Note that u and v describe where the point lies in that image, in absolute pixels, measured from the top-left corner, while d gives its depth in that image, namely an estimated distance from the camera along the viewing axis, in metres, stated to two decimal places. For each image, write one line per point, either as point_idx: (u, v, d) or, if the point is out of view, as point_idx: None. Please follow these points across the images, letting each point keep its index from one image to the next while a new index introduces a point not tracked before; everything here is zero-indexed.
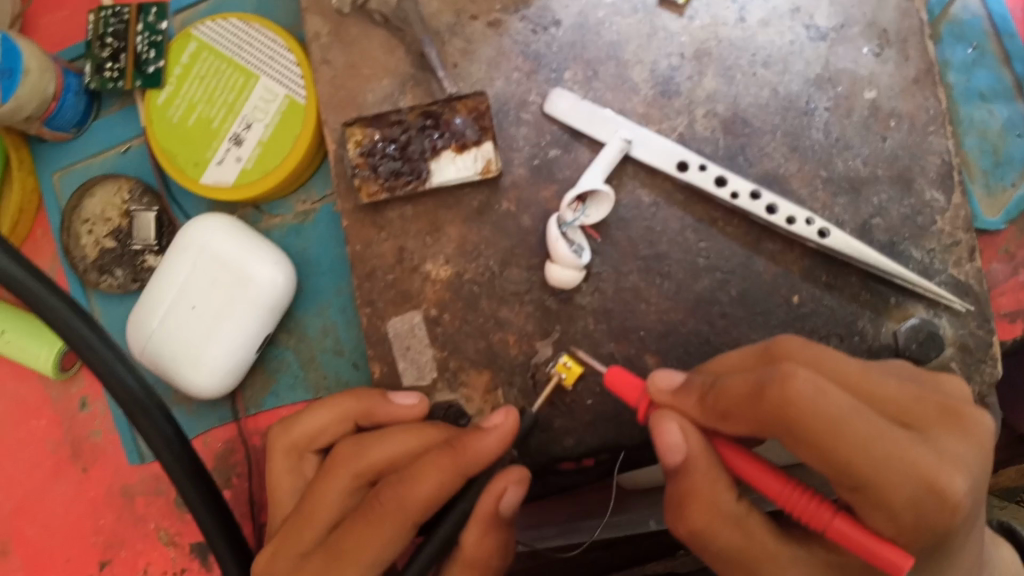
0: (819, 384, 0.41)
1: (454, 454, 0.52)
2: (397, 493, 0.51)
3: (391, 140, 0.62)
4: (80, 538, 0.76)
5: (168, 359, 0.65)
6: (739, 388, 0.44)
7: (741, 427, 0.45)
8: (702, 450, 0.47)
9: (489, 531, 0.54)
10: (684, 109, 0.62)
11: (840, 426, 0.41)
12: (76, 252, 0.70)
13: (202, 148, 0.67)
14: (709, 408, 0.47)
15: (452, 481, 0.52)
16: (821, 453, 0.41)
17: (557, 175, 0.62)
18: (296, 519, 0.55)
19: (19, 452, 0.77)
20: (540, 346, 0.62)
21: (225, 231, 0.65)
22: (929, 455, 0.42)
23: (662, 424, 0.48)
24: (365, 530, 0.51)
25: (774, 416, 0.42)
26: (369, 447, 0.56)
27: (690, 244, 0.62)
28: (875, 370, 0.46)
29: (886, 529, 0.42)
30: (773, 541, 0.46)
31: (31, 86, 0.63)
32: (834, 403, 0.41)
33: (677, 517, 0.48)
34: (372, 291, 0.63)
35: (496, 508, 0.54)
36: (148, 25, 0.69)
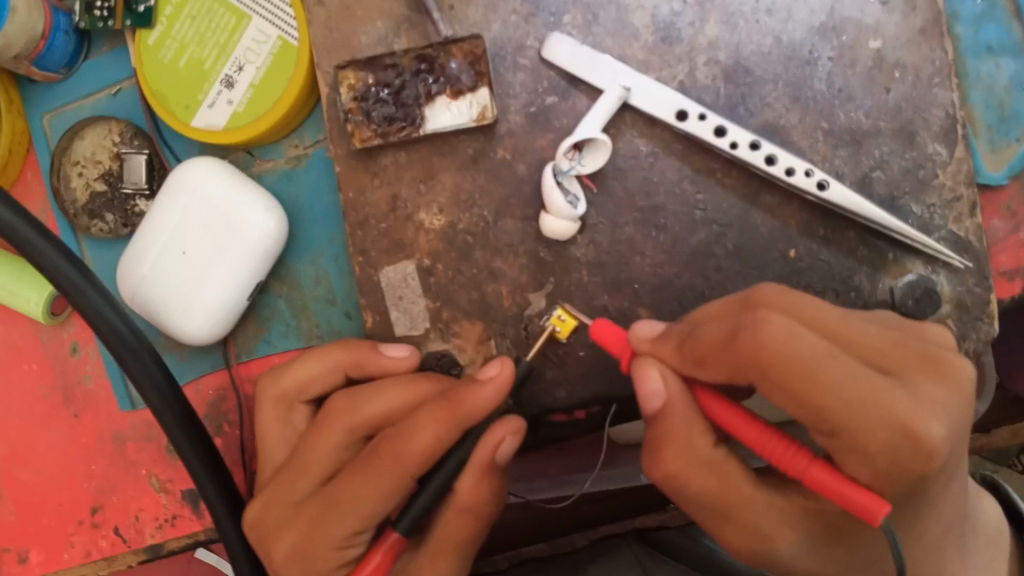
0: (794, 329, 0.42)
1: (452, 406, 0.51)
2: (395, 445, 0.52)
3: (384, 84, 0.61)
4: (72, 483, 0.76)
5: (160, 305, 0.65)
6: (717, 334, 0.44)
7: (721, 373, 0.45)
8: (681, 394, 0.47)
9: (485, 477, 0.54)
10: (685, 56, 0.61)
11: (813, 369, 0.41)
12: (66, 196, 0.69)
13: (193, 90, 0.66)
14: (687, 355, 0.46)
15: (450, 431, 0.52)
16: (795, 397, 0.42)
17: (554, 124, 0.61)
18: (292, 467, 0.56)
19: (10, 396, 0.77)
20: (533, 298, 0.61)
21: (215, 176, 0.64)
22: (906, 400, 0.42)
23: (642, 370, 0.47)
24: (362, 483, 0.52)
25: (749, 361, 0.42)
26: (363, 402, 0.55)
27: (687, 196, 0.61)
28: (854, 317, 0.46)
29: (862, 474, 0.42)
30: (748, 489, 0.47)
31: (20, 24, 0.61)
32: (808, 347, 0.42)
33: (653, 461, 0.48)
34: (365, 240, 0.62)
35: (492, 457, 0.54)
36: None
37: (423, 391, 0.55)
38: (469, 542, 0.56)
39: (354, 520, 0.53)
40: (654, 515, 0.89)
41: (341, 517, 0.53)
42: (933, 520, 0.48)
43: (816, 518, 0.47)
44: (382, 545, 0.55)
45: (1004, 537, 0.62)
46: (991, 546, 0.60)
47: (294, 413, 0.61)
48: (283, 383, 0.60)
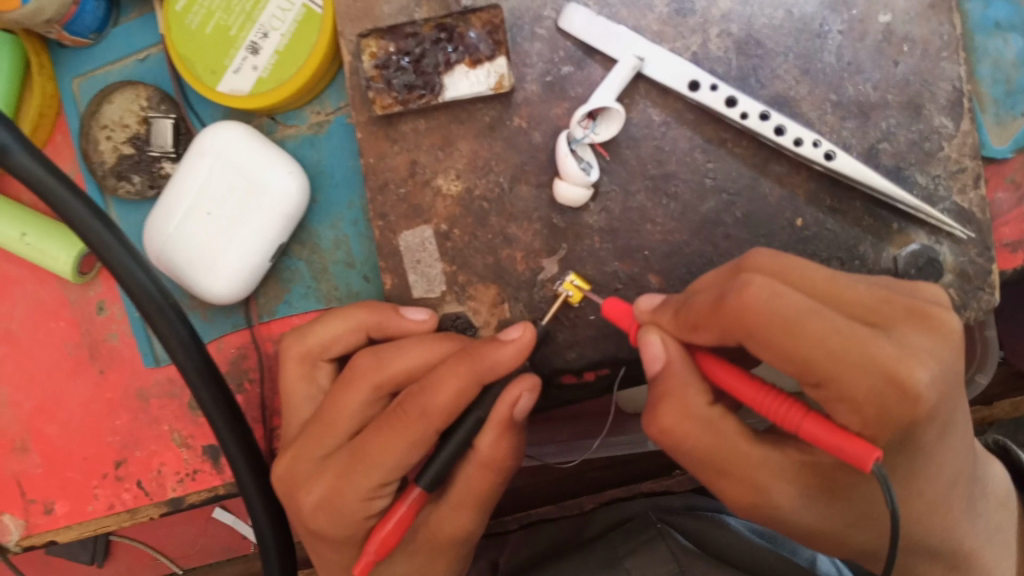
0: (776, 288, 0.44)
1: (471, 361, 0.54)
2: (420, 403, 0.54)
3: (405, 52, 0.63)
4: (96, 437, 0.79)
5: (186, 264, 0.67)
6: (704, 300, 0.47)
7: (710, 337, 0.47)
8: (680, 357, 0.49)
9: (503, 434, 0.57)
10: (699, 28, 0.62)
11: (796, 324, 0.43)
12: (94, 157, 0.71)
13: (219, 56, 0.67)
14: (682, 320, 0.49)
15: (471, 384, 0.54)
16: (781, 352, 0.44)
17: (569, 93, 0.63)
18: (319, 425, 0.58)
19: (37, 352, 0.79)
20: (546, 263, 0.63)
21: (240, 139, 0.66)
22: (890, 348, 0.43)
23: (645, 336, 0.50)
24: (389, 436, 0.55)
25: (736, 322, 0.44)
26: (389, 360, 0.58)
27: (698, 165, 0.62)
28: (842, 275, 0.47)
29: (852, 422, 0.44)
30: (743, 443, 0.49)
31: None
32: (791, 304, 0.43)
33: (651, 417, 0.50)
34: (384, 205, 0.64)
35: (511, 414, 0.56)
36: None
37: (445, 349, 0.58)
38: (483, 496, 0.59)
39: (381, 473, 0.55)
40: (660, 481, 0.91)
41: (368, 470, 0.55)
42: (930, 477, 0.49)
43: (810, 469, 0.49)
44: (406, 499, 0.56)
45: (1010, 500, 0.64)
46: (1000, 510, 0.62)
47: (316, 371, 0.64)
48: (307, 343, 0.62)
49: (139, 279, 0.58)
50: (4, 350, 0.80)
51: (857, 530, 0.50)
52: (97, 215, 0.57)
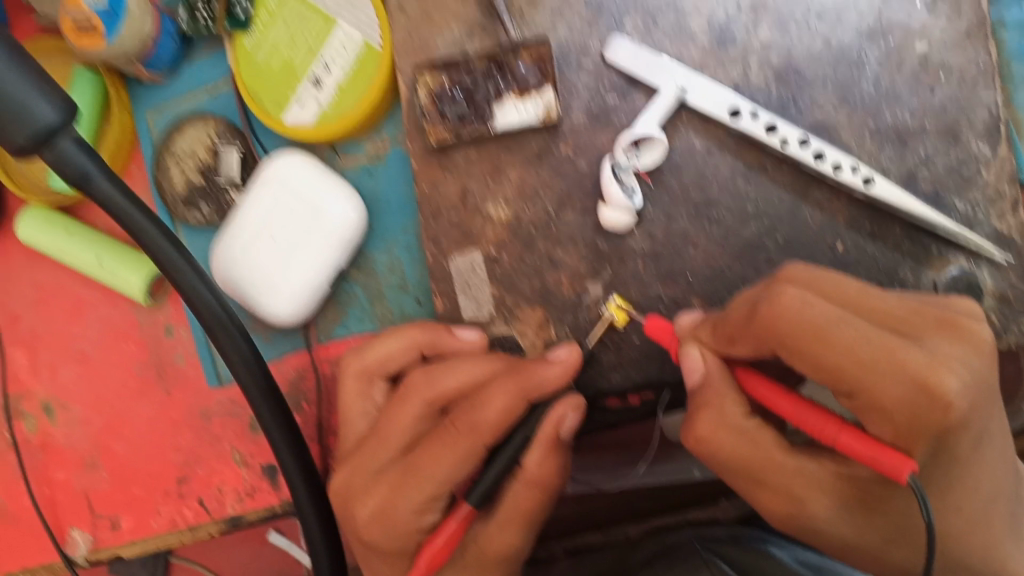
0: (807, 299, 0.46)
1: (520, 380, 0.58)
2: (471, 417, 0.57)
3: (459, 85, 0.66)
4: (162, 454, 0.82)
5: (251, 287, 0.71)
6: (739, 313, 0.50)
7: (747, 348, 0.50)
8: (718, 369, 0.53)
9: (551, 451, 0.59)
10: (739, 58, 0.65)
11: (827, 334, 0.45)
12: (167, 187, 0.75)
13: (285, 90, 0.71)
14: (720, 334, 0.53)
15: (519, 401, 0.57)
16: (813, 361, 0.46)
17: (614, 122, 0.65)
18: (375, 440, 0.61)
19: (108, 372, 0.84)
20: (591, 286, 0.65)
21: (303, 169, 0.70)
22: (920, 356, 0.45)
23: (684, 350, 0.54)
24: (441, 450, 0.57)
25: (769, 331, 0.47)
26: (439, 377, 0.60)
27: (740, 190, 0.65)
28: (874, 288, 0.50)
29: (884, 432, 0.46)
30: (778, 453, 0.50)
31: (134, 28, 0.67)
32: (822, 314, 0.46)
33: (688, 427, 0.52)
34: (437, 230, 0.68)
35: (557, 432, 0.59)
36: None
37: (493, 367, 0.60)
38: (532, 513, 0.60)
39: (433, 488, 0.57)
40: (706, 509, 0.91)
41: (420, 484, 0.57)
42: (965, 491, 0.51)
43: (848, 482, 0.50)
44: (456, 516, 0.59)
45: None
46: None
47: (372, 388, 0.67)
48: (365, 359, 0.66)
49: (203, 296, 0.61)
50: (78, 370, 0.84)
51: (893, 547, 0.51)
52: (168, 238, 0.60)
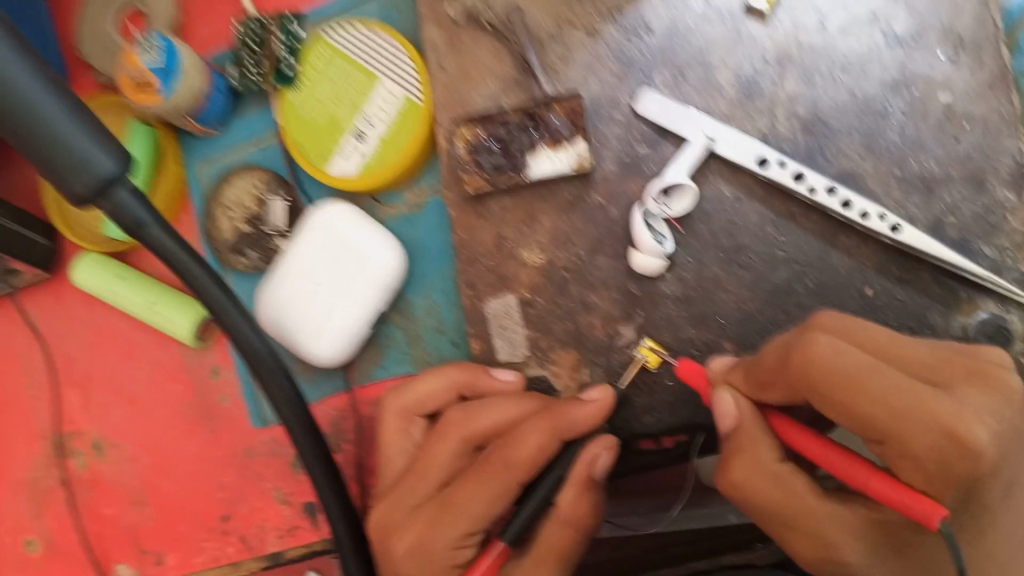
0: (839, 346, 0.47)
1: (554, 420, 0.59)
2: (504, 453, 0.58)
3: (495, 138, 0.69)
4: (206, 493, 0.85)
5: (296, 329, 0.74)
6: (772, 358, 0.52)
7: (778, 393, 0.52)
8: (750, 413, 0.54)
9: (586, 489, 0.60)
10: (767, 109, 0.66)
11: (860, 382, 0.47)
12: (216, 235, 0.79)
13: (330, 143, 0.75)
14: (753, 379, 0.54)
15: (552, 440, 0.59)
16: (844, 408, 0.47)
17: (644, 171, 0.68)
18: (412, 475, 0.62)
19: (157, 412, 0.87)
20: (623, 329, 0.67)
21: (348, 218, 0.73)
22: (950, 406, 0.46)
23: (716, 395, 0.55)
24: (478, 485, 0.58)
25: (802, 378, 0.48)
26: (476, 415, 0.62)
27: (769, 238, 0.66)
28: (905, 336, 0.51)
29: (916, 479, 0.47)
30: (811, 498, 0.51)
31: (186, 83, 0.71)
32: (854, 362, 0.47)
33: (722, 472, 0.53)
34: (474, 275, 0.70)
35: (591, 471, 0.60)
36: (287, 31, 0.76)
37: (527, 408, 0.62)
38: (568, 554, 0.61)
39: (467, 522, 0.58)
40: None
41: (454, 518, 0.58)
42: None
43: (879, 527, 0.50)
44: (490, 553, 0.60)
45: None
46: None
47: (411, 425, 0.68)
48: (404, 398, 0.68)
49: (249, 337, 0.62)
50: (127, 410, 0.87)
51: None
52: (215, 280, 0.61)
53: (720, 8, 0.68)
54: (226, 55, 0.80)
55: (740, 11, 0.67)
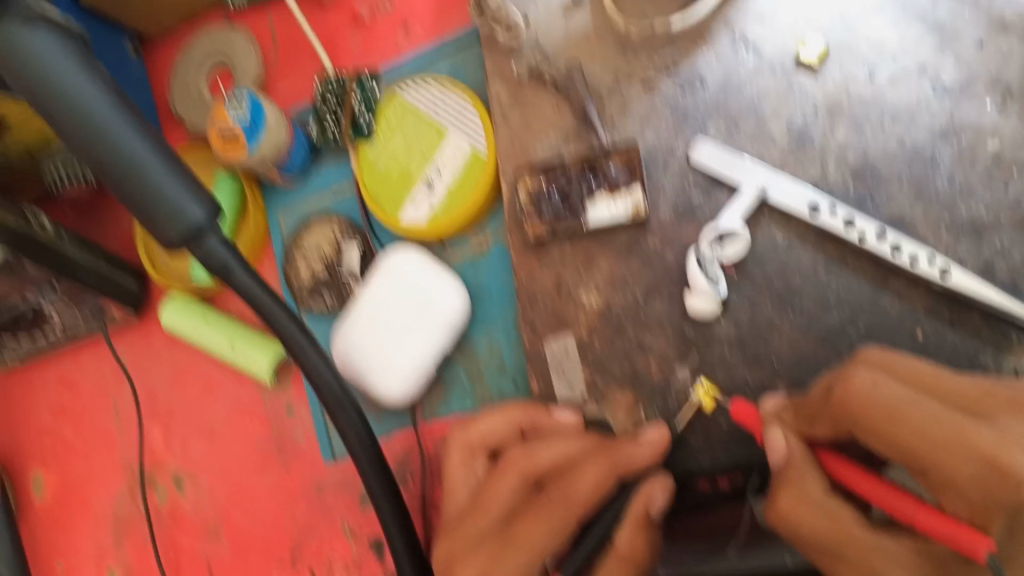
0: (877, 380, 0.50)
1: (610, 457, 0.64)
2: (565, 490, 0.62)
3: (555, 186, 0.73)
4: (278, 524, 0.88)
5: (366, 368, 0.78)
6: (821, 395, 0.56)
7: (827, 429, 0.55)
8: (800, 449, 0.57)
9: (640, 529, 0.63)
10: (818, 157, 0.68)
11: (898, 413, 0.49)
12: (295, 279, 0.84)
13: (401, 192, 0.79)
14: (803, 418, 0.58)
15: (608, 474, 0.63)
16: (884, 438, 0.49)
17: (698, 217, 0.70)
18: (475, 508, 0.65)
19: (234, 447, 0.91)
20: (679, 370, 0.69)
21: (416, 262, 0.78)
22: (990, 436, 0.46)
23: (768, 433, 0.59)
24: (538, 519, 0.62)
25: (843, 410, 0.52)
26: (537, 451, 0.65)
27: (821, 281, 0.67)
28: (951, 373, 0.53)
29: (961, 510, 0.47)
30: (857, 529, 0.51)
31: (272, 137, 0.76)
32: (892, 395, 0.49)
33: (770, 503, 0.55)
34: (534, 315, 0.74)
35: (646, 510, 0.63)
36: (362, 88, 0.82)
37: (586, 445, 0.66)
38: None
39: (529, 554, 0.60)
40: None
41: (517, 548, 0.61)
42: None
43: (927, 559, 0.49)
44: None
45: None
46: None
47: (474, 461, 0.71)
48: (470, 433, 0.71)
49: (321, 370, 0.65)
50: (206, 444, 0.92)
51: None
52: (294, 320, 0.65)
53: (772, 61, 0.70)
54: (305, 110, 0.88)
55: (791, 64, 0.69)
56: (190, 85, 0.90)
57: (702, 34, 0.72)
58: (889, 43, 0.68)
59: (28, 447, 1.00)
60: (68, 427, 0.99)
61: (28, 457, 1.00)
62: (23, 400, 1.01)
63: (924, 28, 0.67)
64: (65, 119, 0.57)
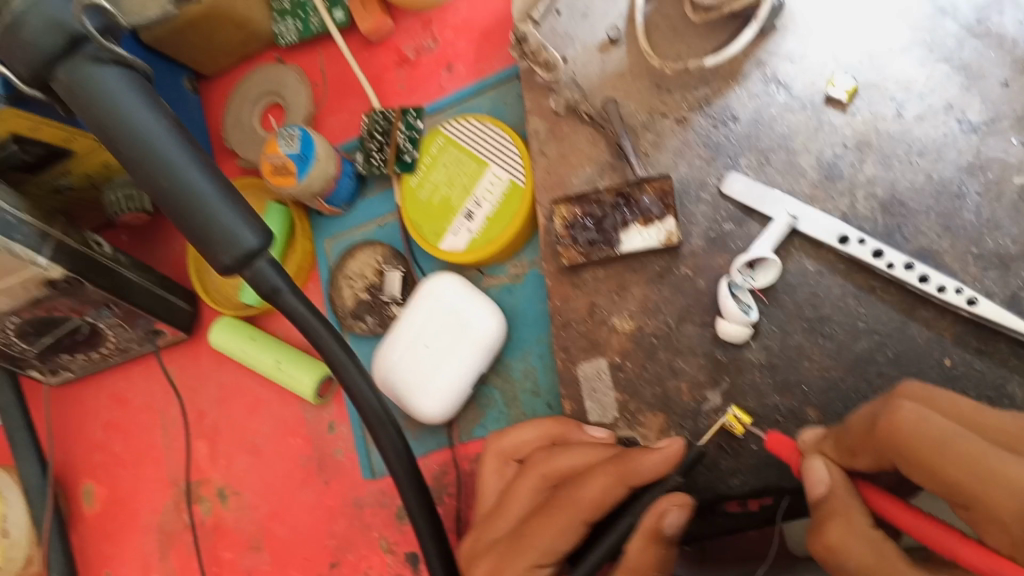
0: (923, 413, 0.47)
1: (621, 466, 0.62)
2: (572, 493, 0.62)
3: (589, 215, 0.76)
4: (318, 540, 0.90)
5: (405, 388, 0.80)
6: (860, 425, 0.53)
7: (868, 460, 0.52)
8: (843, 481, 0.55)
9: (653, 542, 0.61)
10: (847, 190, 0.69)
11: (942, 447, 0.45)
12: (339, 302, 0.89)
13: (443, 221, 0.85)
14: (845, 447, 0.55)
15: (617, 486, 0.61)
16: (929, 474, 0.46)
17: (730, 246, 0.72)
18: (497, 512, 0.68)
19: (277, 462, 0.94)
20: (710, 394, 0.70)
21: (452, 285, 0.81)
22: None
23: (810, 462, 0.56)
24: (547, 521, 0.62)
25: (887, 443, 0.48)
26: (556, 456, 0.67)
27: (851, 309, 0.68)
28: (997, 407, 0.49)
29: (1004, 544, 0.44)
30: (903, 564, 0.49)
31: (321, 169, 0.82)
32: (939, 427, 0.46)
33: (817, 535, 0.53)
34: (567, 339, 0.77)
35: (658, 526, 0.60)
36: (408, 124, 0.88)
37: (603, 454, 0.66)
38: None
39: (534, 555, 0.62)
40: None
41: (524, 549, 0.62)
42: None
43: None
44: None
45: None
46: None
47: (507, 468, 0.74)
48: (503, 443, 0.73)
49: (361, 388, 0.63)
50: (250, 460, 0.95)
51: None
52: (340, 342, 0.63)
53: (803, 98, 0.72)
54: (353, 144, 0.94)
55: (821, 100, 0.72)
56: (243, 121, 0.97)
57: (735, 74, 0.74)
58: (915, 82, 0.70)
59: (80, 461, 1.05)
60: (119, 442, 1.04)
61: (78, 471, 1.05)
62: (78, 415, 1.07)
63: (950, 68, 0.69)
64: (126, 146, 0.60)
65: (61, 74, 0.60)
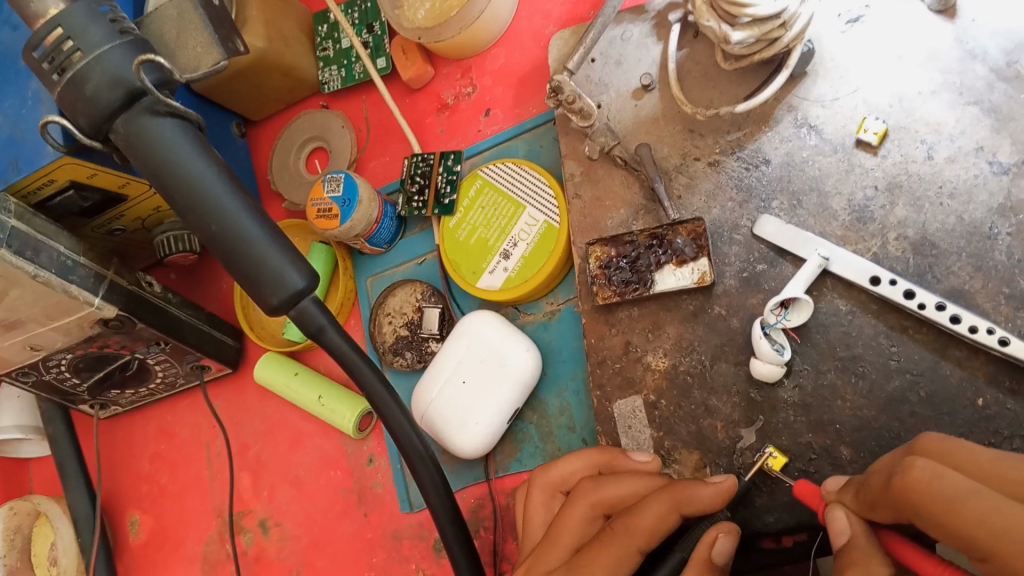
0: (937, 470, 0.46)
1: (674, 492, 0.61)
2: (628, 523, 0.61)
3: (624, 255, 0.78)
4: (357, 571, 0.91)
5: (443, 422, 0.82)
6: (877, 480, 0.52)
7: (885, 515, 0.51)
8: (863, 531, 0.53)
9: (706, 571, 0.59)
10: (878, 232, 0.70)
11: (957, 504, 0.44)
12: (379, 338, 0.92)
13: (480, 261, 0.87)
14: (863, 500, 0.54)
15: (672, 513, 0.60)
16: (944, 529, 0.45)
17: (763, 285, 0.73)
18: (548, 544, 0.67)
19: (319, 494, 0.96)
20: (744, 433, 0.71)
21: (489, 322, 0.83)
22: None
23: (831, 513, 0.55)
24: (602, 551, 0.61)
25: (903, 501, 0.47)
26: (605, 485, 0.67)
27: (882, 348, 0.68)
28: (1015, 457, 0.47)
29: None
30: None
31: (364, 212, 0.85)
32: (954, 485, 0.45)
33: None
34: (603, 376, 0.78)
35: (710, 555, 0.59)
36: (447, 168, 0.92)
37: (654, 483, 0.66)
38: None
39: None
40: None
41: None
42: None
43: None
44: None
45: None
46: None
47: (553, 501, 0.74)
48: (550, 475, 0.74)
49: (404, 424, 0.65)
50: (292, 492, 0.97)
51: None
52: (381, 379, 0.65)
53: (833, 141, 0.73)
54: (393, 185, 0.97)
55: (851, 143, 0.73)
56: (289, 166, 1.01)
57: (766, 118, 0.76)
58: (945, 124, 0.70)
59: (128, 492, 1.08)
60: (165, 474, 1.07)
61: (127, 501, 1.08)
62: (127, 448, 1.10)
63: (980, 111, 0.69)
64: (176, 193, 0.63)
65: (120, 126, 0.65)
